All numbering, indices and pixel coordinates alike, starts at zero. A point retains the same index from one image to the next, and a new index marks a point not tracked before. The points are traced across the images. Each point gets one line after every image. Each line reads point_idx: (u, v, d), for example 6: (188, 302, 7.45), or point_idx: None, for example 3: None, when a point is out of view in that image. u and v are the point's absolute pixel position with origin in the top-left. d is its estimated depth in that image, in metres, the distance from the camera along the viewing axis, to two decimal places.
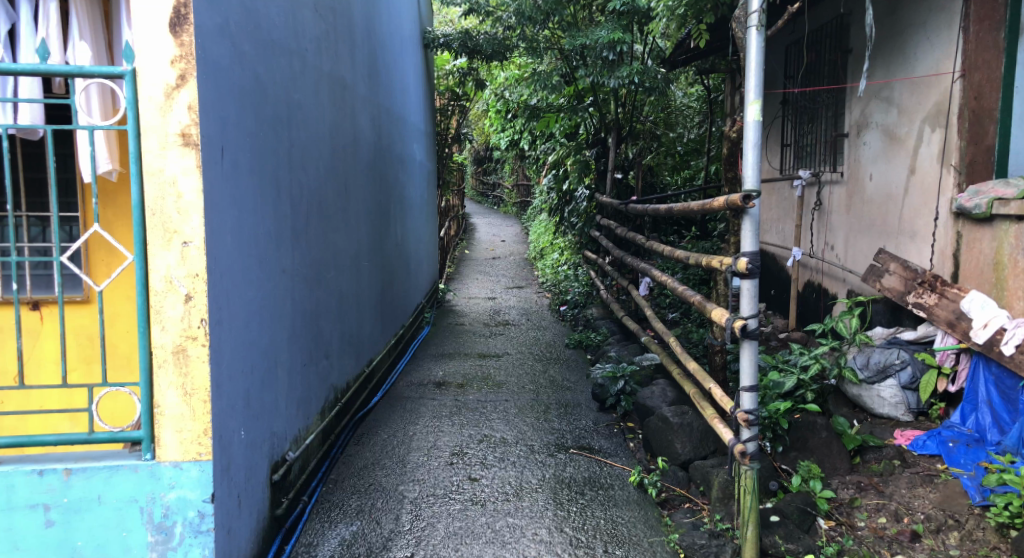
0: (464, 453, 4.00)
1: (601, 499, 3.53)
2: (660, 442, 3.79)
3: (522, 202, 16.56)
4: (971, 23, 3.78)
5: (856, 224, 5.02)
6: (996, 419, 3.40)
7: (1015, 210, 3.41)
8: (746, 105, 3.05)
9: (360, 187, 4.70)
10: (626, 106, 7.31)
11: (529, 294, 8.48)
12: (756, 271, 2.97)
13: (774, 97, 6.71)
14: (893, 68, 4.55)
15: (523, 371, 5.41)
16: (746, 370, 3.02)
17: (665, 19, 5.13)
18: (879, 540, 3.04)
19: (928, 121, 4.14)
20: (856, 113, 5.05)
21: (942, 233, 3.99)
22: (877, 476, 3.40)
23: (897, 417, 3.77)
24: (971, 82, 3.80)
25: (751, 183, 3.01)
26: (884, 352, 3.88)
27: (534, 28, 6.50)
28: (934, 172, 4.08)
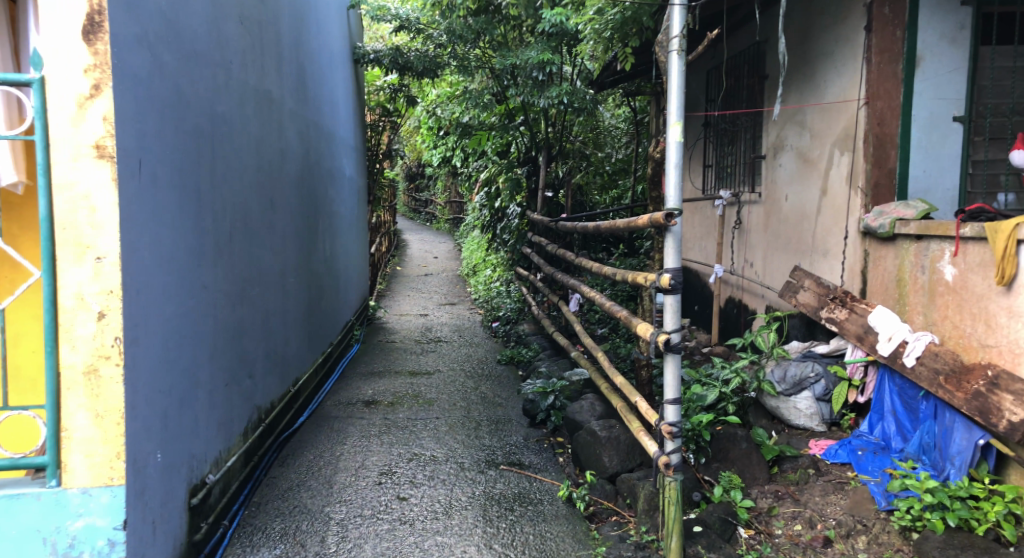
0: (393, 473, 3.95)
1: (531, 514, 3.55)
2: (588, 456, 3.82)
3: (454, 218, 16.63)
4: (874, 55, 4.02)
5: (774, 242, 5.24)
6: (900, 427, 3.61)
7: (914, 229, 3.63)
8: (668, 126, 3.14)
9: (287, 201, 4.62)
10: (555, 125, 7.46)
11: (461, 311, 8.47)
12: (678, 287, 3.05)
13: (696, 119, 6.98)
14: (806, 94, 4.80)
15: (455, 388, 5.40)
16: (668, 384, 3.10)
17: (592, 42, 5.27)
18: (794, 546, 3.15)
19: (838, 144, 4.37)
20: (773, 136, 5.29)
21: (852, 252, 4.21)
22: (794, 485, 3.55)
23: (812, 427, 3.95)
24: (875, 109, 4.04)
25: (673, 202, 3.09)
26: (799, 365, 4.07)
27: (466, 46, 6.65)
28: (843, 194, 4.31)
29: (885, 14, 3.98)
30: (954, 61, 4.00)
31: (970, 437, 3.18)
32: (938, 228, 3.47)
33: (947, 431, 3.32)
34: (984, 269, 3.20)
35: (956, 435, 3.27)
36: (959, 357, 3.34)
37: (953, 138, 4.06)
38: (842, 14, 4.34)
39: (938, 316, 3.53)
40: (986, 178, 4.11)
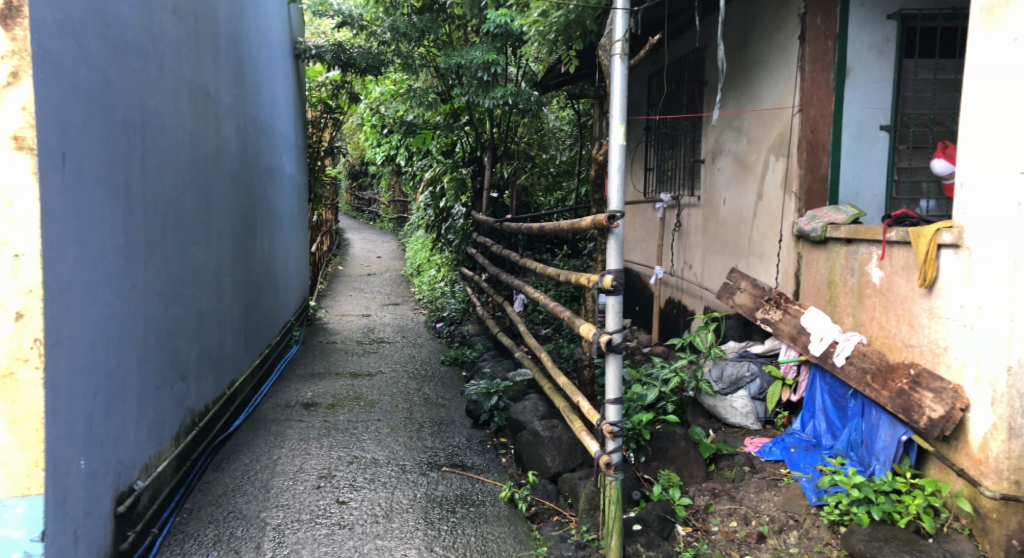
0: (333, 476, 3.88)
1: (472, 515, 3.53)
2: (530, 456, 3.83)
3: (398, 217, 16.52)
4: (807, 63, 4.15)
5: (712, 244, 5.36)
6: (830, 425, 3.75)
7: (844, 233, 3.76)
8: (611, 129, 3.16)
9: (223, 198, 4.49)
10: (500, 126, 7.48)
11: (405, 311, 8.39)
12: (620, 288, 3.08)
13: (638, 123, 7.10)
14: (744, 101, 4.93)
15: (397, 390, 5.34)
16: (610, 384, 3.12)
17: (537, 43, 5.29)
18: (730, 542, 3.22)
19: (773, 150, 4.50)
20: (711, 140, 5.42)
21: (786, 255, 4.34)
22: (730, 482, 3.64)
23: (747, 426, 4.06)
24: (809, 116, 4.17)
25: (615, 204, 3.11)
26: (735, 365, 4.20)
27: (410, 44, 6.59)
28: (778, 199, 4.43)
29: (818, 24, 4.12)
30: (881, 72, 4.16)
31: (894, 433, 3.32)
32: (866, 233, 3.59)
33: (873, 427, 3.45)
34: (908, 272, 3.31)
35: (881, 431, 3.40)
36: (885, 357, 3.46)
37: (880, 146, 4.22)
38: (777, 24, 4.47)
39: (866, 317, 3.65)
40: (909, 185, 4.29)
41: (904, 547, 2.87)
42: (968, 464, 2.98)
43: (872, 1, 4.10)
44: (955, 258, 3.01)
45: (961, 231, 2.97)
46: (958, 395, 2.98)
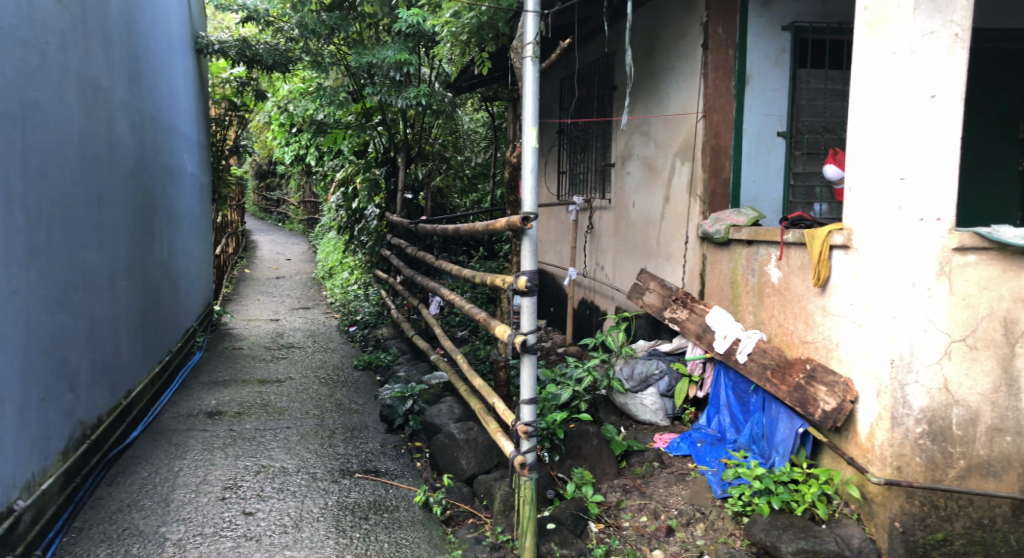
0: (238, 487, 3.74)
1: (386, 522, 3.47)
2: (445, 459, 3.80)
3: (310, 219, 16.17)
4: (710, 71, 4.30)
5: (623, 246, 5.50)
6: (734, 419, 3.90)
7: (745, 235, 3.92)
8: (524, 131, 3.14)
9: (117, 197, 4.25)
10: (414, 126, 7.43)
11: (316, 315, 8.17)
12: (534, 288, 3.10)
13: (551, 126, 7.22)
14: (651, 107, 5.09)
15: (308, 396, 5.19)
16: (525, 384, 3.14)
17: (449, 44, 5.28)
18: (640, 537, 3.30)
19: (679, 154, 4.65)
20: (621, 145, 5.56)
21: (692, 256, 4.51)
22: (640, 478, 3.73)
23: (657, 422, 4.20)
24: (711, 122, 4.33)
25: (529, 206, 3.13)
26: (645, 363, 4.31)
27: (319, 41, 6.45)
28: (684, 201, 4.59)
29: (719, 33, 4.28)
30: (778, 81, 4.36)
31: (792, 426, 3.48)
32: (766, 234, 3.75)
33: (773, 421, 3.62)
34: (804, 272, 3.49)
35: (780, 424, 3.56)
36: (783, 353, 3.63)
37: (777, 151, 4.43)
38: (682, 32, 4.62)
39: (765, 315, 3.82)
40: (804, 189, 4.49)
41: (800, 534, 3.01)
42: (857, 453, 3.15)
43: (768, 13, 4.30)
44: (845, 258, 3.20)
45: (850, 233, 3.16)
46: (848, 388, 3.16)
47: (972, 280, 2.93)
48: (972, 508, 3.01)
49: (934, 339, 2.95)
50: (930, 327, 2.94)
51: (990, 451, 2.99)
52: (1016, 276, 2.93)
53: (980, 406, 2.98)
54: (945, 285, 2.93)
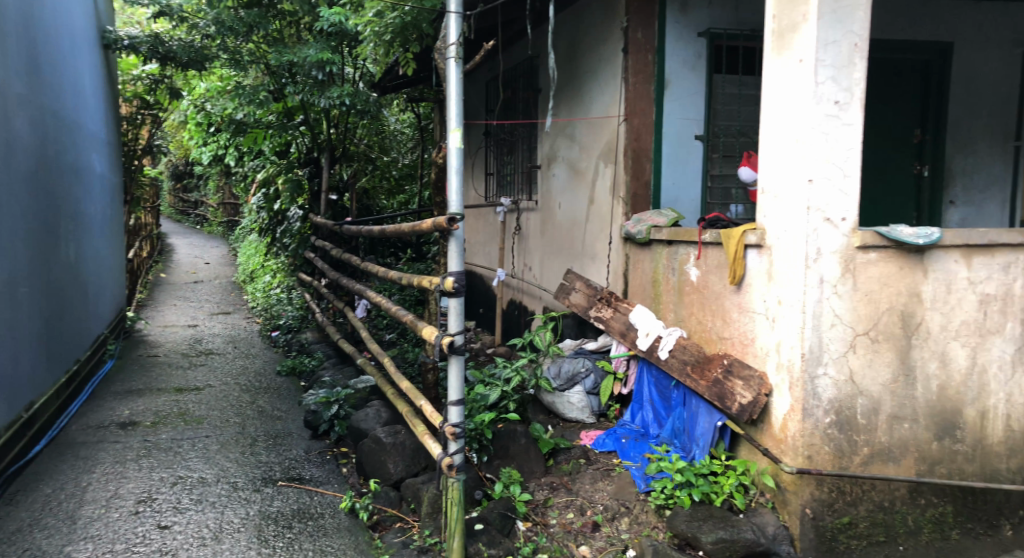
0: (153, 500, 3.59)
1: (311, 529, 3.40)
2: (371, 464, 3.75)
3: (231, 221, 15.68)
4: (631, 75, 4.41)
5: (550, 247, 5.59)
6: (657, 415, 4.00)
7: (665, 235, 4.04)
8: (448, 132, 3.12)
9: (15, 199, 4.01)
10: (338, 126, 7.32)
11: (237, 320, 7.93)
12: (461, 289, 3.09)
13: (477, 127, 7.25)
14: (575, 110, 5.19)
15: (228, 404, 5.03)
16: (452, 386, 3.13)
17: (372, 44, 5.21)
18: (566, 533, 3.35)
19: (602, 157, 4.75)
20: (547, 147, 5.64)
21: (615, 256, 4.61)
22: (567, 475, 3.78)
23: (583, 419, 4.28)
24: (633, 125, 4.44)
25: (455, 207, 3.11)
26: (572, 361, 4.38)
27: (237, 39, 6.26)
28: (608, 203, 4.70)
29: (639, 38, 4.39)
30: (694, 85, 4.49)
31: (711, 419, 3.60)
32: (684, 234, 3.86)
33: (694, 415, 3.72)
34: (721, 271, 3.61)
35: (700, 419, 3.67)
36: (702, 349, 3.76)
37: (695, 154, 4.56)
38: (603, 36, 4.71)
39: (685, 313, 3.94)
40: (721, 190, 4.67)
41: (720, 524, 3.11)
42: (771, 444, 3.29)
43: (685, 20, 4.43)
44: (759, 258, 3.35)
45: (763, 233, 3.31)
46: (763, 382, 3.29)
47: (874, 277, 3.10)
48: (874, 492, 3.18)
49: (841, 333, 3.10)
50: (838, 322, 3.09)
51: (890, 437, 3.16)
52: (913, 272, 3.11)
53: (881, 396, 3.14)
54: (850, 281, 3.09)
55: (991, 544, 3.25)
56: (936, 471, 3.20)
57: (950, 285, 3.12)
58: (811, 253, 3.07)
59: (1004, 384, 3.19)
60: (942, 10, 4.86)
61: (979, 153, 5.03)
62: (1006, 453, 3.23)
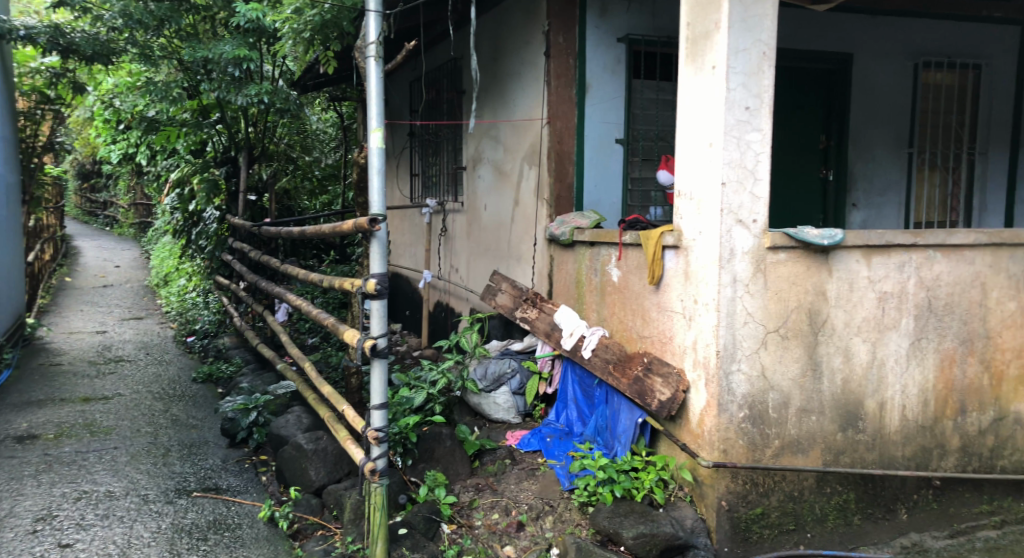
0: (54, 517, 3.40)
1: (227, 541, 3.29)
2: (292, 471, 3.66)
3: (144, 222, 15.06)
4: (553, 78, 4.47)
5: (476, 248, 5.61)
6: (580, 413, 4.07)
7: (588, 236, 4.10)
8: (369, 132, 3.07)
9: None
10: (257, 125, 7.14)
11: (150, 325, 7.60)
12: (384, 292, 3.05)
13: (401, 128, 7.20)
14: (499, 112, 5.22)
15: (139, 413, 4.82)
16: (375, 390, 3.08)
17: (291, 41, 5.09)
18: (491, 534, 3.36)
19: (526, 159, 4.79)
20: (471, 148, 5.65)
21: (540, 258, 4.67)
22: (492, 476, 3.79)
23: (509, 420, 4.30)
24: (555, 128, 4.50)
25: (377, 208, 3.05)
26: (498, 362, 4.39)
27: (147, 33, 6.01)
28: (532, 205, 4.74)
29: (560, 42, 4.46)
30: (614, 90, 4.58)
31: (632, 416, 3.68)
32: (606, 236, 3.94)
33: (615, 413, 3.80)
34: (641, 271, 3.70)
35: (621, 416, 3.75)
36: (624, 348, 3.84)
37: (616, 157, 4.65)
38: (525, 40, 4.76)
39: (608, 313, 4.02)
40: (641, 193, 4.76)
41: (640, 519, 3.18)
42: (689, 439, 3.40)
43: (604, 25, 4.51)
44: (676, 258, 3.44)
45: (680, 234, 3.41)
46: (681, 378, 3.39)
47: (783, 276, 3.23)
48: (784, 483, 3.32)
49: (753, 331, 3.22)
50: (750, 320, 3.21)
51: (799, 429, 3.31)
52: (819, 271, 3.26)
53: (791, 390, 3.28)
54: (761, 280, 3.21)
55: (889, 528, 3.44)
56: (841, 460, 3.36)
57: (852, 284, 3.28)
58: (725, 254, 3.18)
59: (900, 376, 3.37)
60: (844, 22, 5.12)
61: (878, 158, 5.33)
62: (902, 441, 3.41)
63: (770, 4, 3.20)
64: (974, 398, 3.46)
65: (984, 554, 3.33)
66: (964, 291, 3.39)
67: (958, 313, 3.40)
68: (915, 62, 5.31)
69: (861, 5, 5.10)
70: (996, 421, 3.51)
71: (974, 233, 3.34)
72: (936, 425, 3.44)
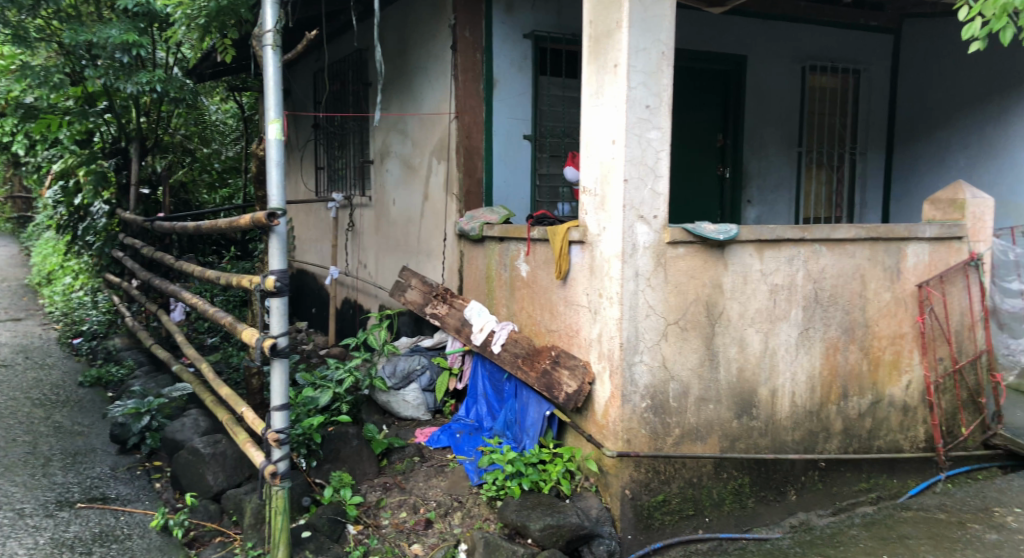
0: None
1: (115, 553, 3.12)
2: (188, 477, 3.50)
3: (22, 216, 14.06)
4: (460, 73, 4.43)
5: (385, 244, 5.53)
6: (490, 408, 4.08)
7: (497, 231, 4.11)
8: (266, 123, 2.96)
9: None
10: (150, 114, 6.78)
11: (30, 327, 7.09)
12: (284, 289, 2.95)
13: (305, 120, 7.02)
14: (406, 105, 5.16)
15: (15, 422, 4.48)
16: (275, 390, 2.98)
17: (184, 27, 4.86)
18: (399, 533, 3.33)
19: (434, 153, 4.76)
20: (378, 142, 5.56)
21: (449, 253, 4.65)
22: (401, 474, 3.75)
23: (418, 417, 4.27)
24: (463, 123, 4.47)
25: (276, 201, 2.95)
26: (407, 359, 4.35)
27: (22, 13, 5.57)
28: (441, 200, 4.71)
29: (466, 36, 4.43)
30: (521, 86, 4.61)
31: (540, 409, 3.71)
32: (514, 231, 3.96)
33: (524, 407, 3.83)
34: (548, 266, 3.73)
35: (530, 410, 3.78)
36: (532, 342, 3.88)
37: (524, 153, 4.68)
38: (431, 33, 4.72)
39: (517, 308, 4.05)
40: (549, 190, 4.82)
41: (547, 511, 3.21)
42: (594, 430, 3.47)
43: (510, 21, 4.53)
44: (582, 253, 3.50)
45: (585, 229, 3.46)
46: (586, 370, 3.45)
47: (682, 270, 3.34)
48: (684, 470, 3.43)
49: (654, 323, 3.31)
50: (651, 313, 3.30)
51: (697, 418, 3.43)
52: (715, 265, 3.38)
53: (690, 380, 3.39)
54: (661, 274, 3.30)
55: (780, 509, 3.62)
56: (736, 446, 3.51)
57: (746, 277, 3.43)
58: (628, 248, 3.25)
59: (790, 364, 3.55)
60: (738, 26, 5.33)
61: (771, 157, 5.59)
62: (791, 426, 3.59)
63: (668, 5, 3.29)
64: (854, 383, 3.69)
65: (861, 528, 3.55)
66: (846, 282, 3.61)
67: (842, 304, 3.61)
68: (802, 66, 5.59)
69: (754, 9, 5.33)
70: (874, 404, 3.76)
71: (855, 229, 3.55)
72: (822, 410, 3.65)
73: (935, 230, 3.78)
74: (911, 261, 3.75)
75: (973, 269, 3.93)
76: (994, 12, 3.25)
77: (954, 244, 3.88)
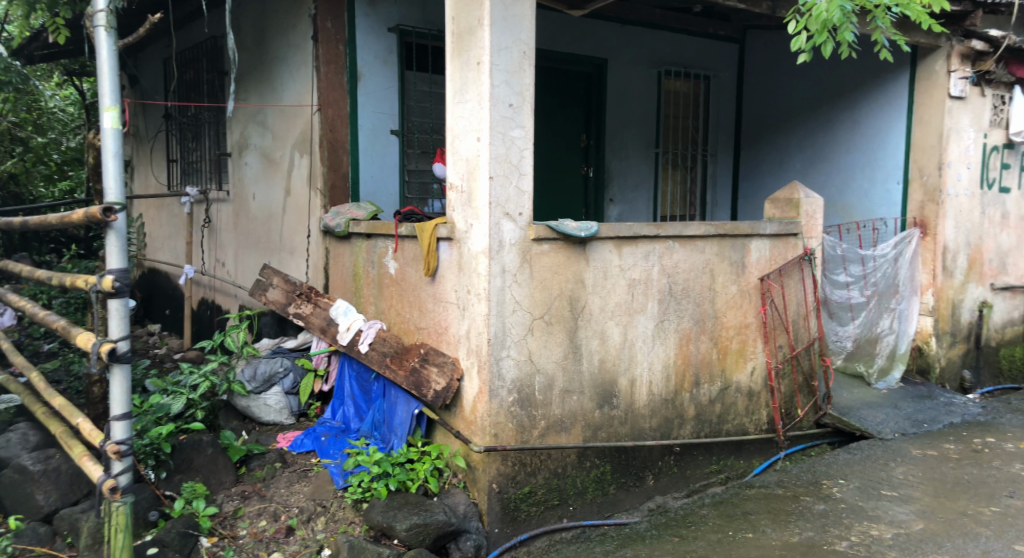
0: None
1: None
2: (14, 498, 3.18)
3: None
4: (322, 64, 4.30)
5: (245, 241, 5.27)
6: (357, 409, 4.00)
7: (363, 228, 4.02)
8: (100, 110, 2.72)
9: None
10: None
11: None
12: (125, 289, 2.72)
13: (156, 109, 6.55)
14: (265, 96, 4.94)
15: None
16: (116, 399, 2.75)
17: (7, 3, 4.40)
18: (257, 543, 3.18)
19: (297, 146, 4.58)
20: (236, 134, 5.29)
21: (314, 250, 4.50)
22: (260, 482, 3.57)
23: (281, 422, 4.10)
24: (326, 116, 4.33)
25: (113, 195, 2.72)
26: (269, 361, 4.18)
27: None
28: (304, 194, 4.55)
29: (328, 27, 4.30)
30: (387, 80, 4.52)
31: (409, 408, 3.67)
32: (381, 227, 3.88)
33: (392, 406, 3.77)
34: (416, 263, 3.70)
35: (398, 408, 3.73)
36: (401, 340, 3.83)
37: (391, 149, 4.60)
38: (291, 22, 4.54)
39: (385, 306, 3.98)
40: (417, 185, 4.77)
41: (414, 510, 3.17)
42: (463, 426, 3.47)
43: (374, 14, 4.43)
44: (449, 250, 3.48)
45: (452, 226, 3.45)
46: (455, 366, 3.44)
47: (546, 266, 3.40)
48: (549, 461, 3.51)
49: (520, 318, 3.35)
50: (518, 308, 3.34)
51: (562, 409, 3.51)
52: (577, 261, 3.48)
53: (554, 373, 3.47)
54: (527, 270, 3.35)
55: (638, 494, 3.78)
56: (598, 435, 3.63)
57: (606, 272, 3.55)
58: (494, 245, 3.27)
59: (648, 354, 3.71)
60: (600, 30, 5.52)
61: (631, 158, 5.82)
62: (649, 414, 3.76)
63: (527, 5, 3.34)
64: (705, 370, 3.92)
65: (711, 507, 3.77)
66: (697, 276, 3.81)
67: (693, 297, 3.81)
68: (658, 71, 5.85)
69: (613, 14, 5.52)
70: (722, 391, 4.01)
71: (704, 225, 3.77)
72: (676, 397, 3.84)
73: (774, 227, 4.08)
74: (754, 256, 4.02)
75: (807, 263, 4.28)
76: (818, 27, 3.54)
77: (791, 240, 4.20)
